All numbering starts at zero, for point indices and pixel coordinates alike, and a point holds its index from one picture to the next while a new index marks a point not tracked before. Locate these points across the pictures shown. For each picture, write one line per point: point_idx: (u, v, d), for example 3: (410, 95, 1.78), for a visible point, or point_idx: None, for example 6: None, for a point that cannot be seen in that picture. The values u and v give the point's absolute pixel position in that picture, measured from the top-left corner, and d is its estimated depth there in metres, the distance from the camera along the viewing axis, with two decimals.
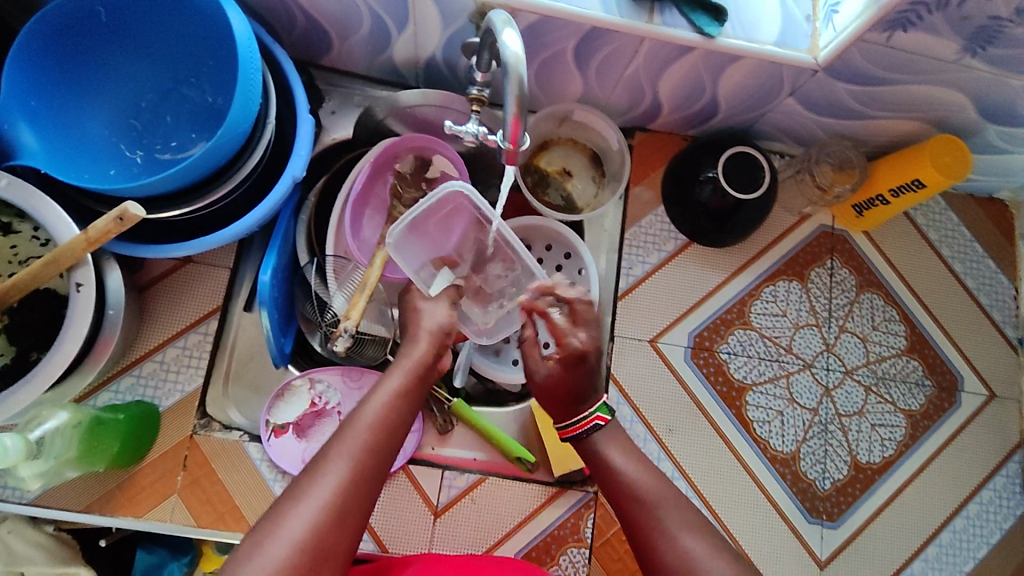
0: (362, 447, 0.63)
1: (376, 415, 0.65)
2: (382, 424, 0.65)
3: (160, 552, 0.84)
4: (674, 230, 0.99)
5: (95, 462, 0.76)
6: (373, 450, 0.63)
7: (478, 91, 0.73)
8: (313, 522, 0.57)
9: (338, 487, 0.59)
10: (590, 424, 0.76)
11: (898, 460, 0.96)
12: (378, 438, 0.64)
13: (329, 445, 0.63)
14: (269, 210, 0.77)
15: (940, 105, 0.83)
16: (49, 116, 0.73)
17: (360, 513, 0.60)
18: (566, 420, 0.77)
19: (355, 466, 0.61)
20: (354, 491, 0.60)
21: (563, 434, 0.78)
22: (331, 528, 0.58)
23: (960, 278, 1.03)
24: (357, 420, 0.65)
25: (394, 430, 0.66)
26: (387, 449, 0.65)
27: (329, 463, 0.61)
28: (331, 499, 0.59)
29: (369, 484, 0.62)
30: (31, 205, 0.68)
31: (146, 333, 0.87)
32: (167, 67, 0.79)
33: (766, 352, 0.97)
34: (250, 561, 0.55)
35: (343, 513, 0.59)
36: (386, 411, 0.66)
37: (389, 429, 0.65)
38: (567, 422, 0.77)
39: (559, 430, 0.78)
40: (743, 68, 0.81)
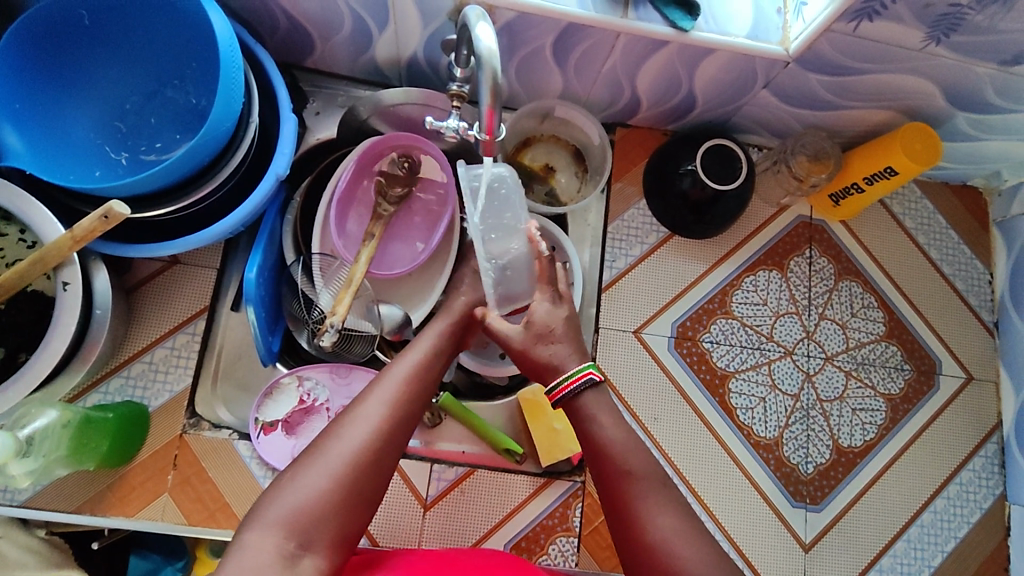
0: (398, 398, 0.65)
1: (412, 371, 0.68)
2: (415, 380, 0.67)
3: (153, 557, 0.86)
4: (656, 223, 1.01)
5: (85, 460, 0.77)
6: (408, 401, 0.65)
7: (458, 87, 0.74)
8: (352, 458, 0.59)
9: (374, 429, 0.61)
10: (582, 378, 0.72)
11: (880, 443, 0.98)
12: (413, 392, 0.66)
13: (369, 393, 0.65)
14: (254, 208, 0.78)
15: (910, 93, 0.85)
16: (34, 119, 0.73)
17: (393, 457, 0.62)
18: (553, 383, 0.73)
19: (392, 412, 0.63)
20: (389, 436, 0.62)
21: (552, 399, 0.73)
22: (368, 468, 0.59)
23: (936, 265, 1.05)
24: (393, 373, 0.67)
25: (425, 387, 0.68)
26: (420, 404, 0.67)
27: (366, 406, 0.63)
28: (370, 440, 0.61)
29: (403, 432, 0.64)
30: (17, 207, 0.69)
31: (134, 335, 0.88)
32: (150, 69, 0.80)
33: (748, 340, 0.98)
34: (289, 492, 0.57)
35: (379, 455, 0.60)
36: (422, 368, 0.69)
37: (422, 384, 0.68)
38: (555, 384, 0.73)
39: (549, 393, 0.73)
40: (717, 60, 0.82)
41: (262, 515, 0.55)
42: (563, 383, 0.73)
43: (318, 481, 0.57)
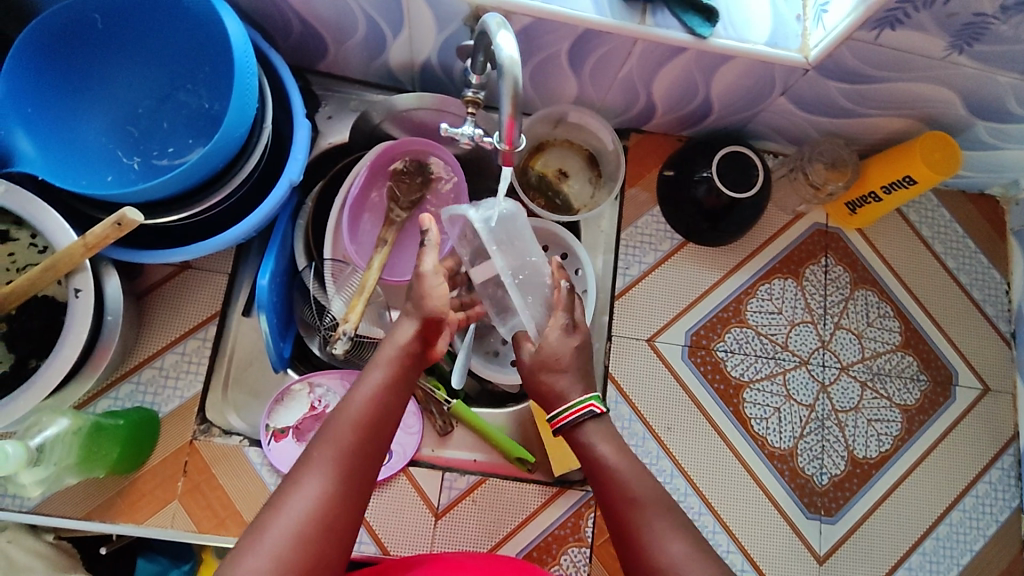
0: (344, 448, 0.61)
1: (358, 413, 0.63)
2: (365, 420, 0.63)
3: (161, 560, 0.85)
4: (670, 230, 1.00)
5: (95, 468, 0.76)
6: (358, 451, 0.61)
7: (473, 93, 0.73)
8: (297, 532, 0.56)
9: (319, 495, 0.58)
10: (584, 410, 0.70)
11: (895, 454, 0.97)
12: (361, 438, 0.62)
13: (312, 449, 0.61)
14: (267, 214, 0.77)
15: (930, 102, 0.84)
16: (46, 124, 0.73)
17: (349, 516, 0.59)
18: (554, 411, 0.72)
19: (337, 469, 0.60)
20: (339, 496, 0.59)
21: (552, 425, 0.72)
22: (317, 537, 0.56)
23: (953, 274, 1.04)
24: (341, 419, 0.62)
25: (378, 426, 0.63)
26: (373, 445, 0.63)
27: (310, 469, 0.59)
28: (315, 506, 0.57)
29: (356, 484, 0.60)
30: (28, 213, 0.68)
31: (145, 340, 0.87)
32: (163, 74, 0.79)
33: (762, 350, 0.97)
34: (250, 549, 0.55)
35: (329, 520, 0.57)
36: (372, 406, 0.63)
37: (373, 424, 0.63)
38: (558, 411, 0.71)
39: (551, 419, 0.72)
40: (735, 68, 0.81)
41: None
42: (564, 412, 0.71)
43: (261, 562, 0.54)
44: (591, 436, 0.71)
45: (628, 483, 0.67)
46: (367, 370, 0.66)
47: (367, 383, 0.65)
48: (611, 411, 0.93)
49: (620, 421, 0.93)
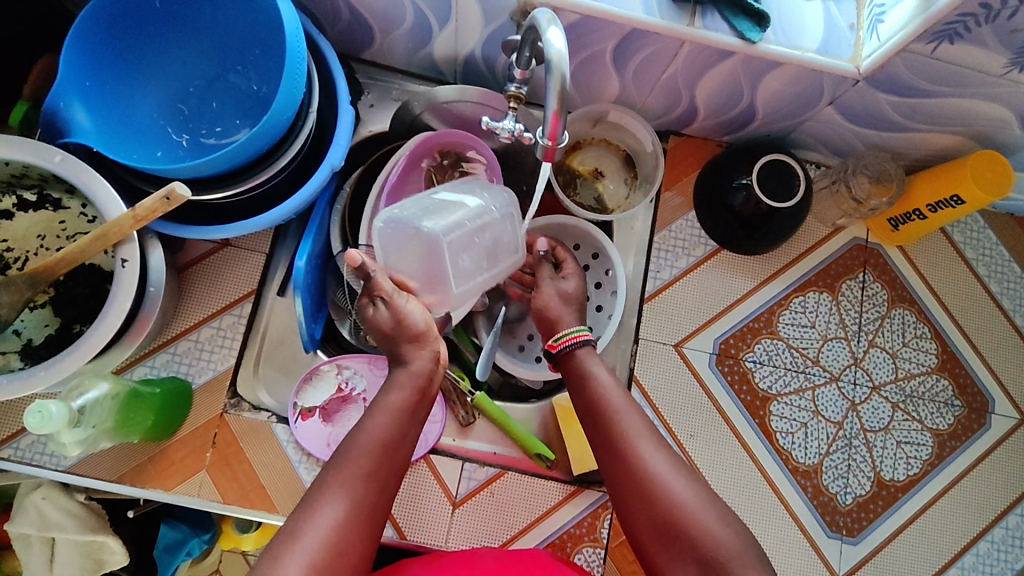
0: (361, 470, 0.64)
1: (383, 433, 0.67)
2: (380, 447, 0.66)
3: (182, 527, 0.96)
4: (705, 236, 0.99)
5: (130, 433, 0.78)
6: (377, 469, 0.65)
7: (516, 88, 0.73)
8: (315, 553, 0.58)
9: (336, 519, 0.61)
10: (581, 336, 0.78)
11: (923, 478, 0.95)
12: (377, 461, 0.65)
13: (332, 471, 0.64)
14: (308, 197, 0.79)
15: (985, 120, 0.82)
16: (103, 98, 0.75)
17: (361, 539, 0.61)
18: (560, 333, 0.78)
19: (355, 491, 0.63)
20: (351, 518, 0.61)
21: (554, 348, 0.78)
22: (334, 558, 0.59)
23: (995, 298, 1.01)
24: (359, 440, 0.66)
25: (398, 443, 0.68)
26: (388, 469, 0.66)
27: (329, 490, 0.62)
28: (332, 529, 0.60)
29: (374, 508, 0.63)
30: (83, 183, 0.70)
31: (183, 313, 0.89)
32: (215, 54, 0.81)
33: (792, 363, 0.96)
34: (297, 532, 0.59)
35: (346, 541, 0.60)
36: (389, 430, 0.67)
37: (387, 449, 0.66)
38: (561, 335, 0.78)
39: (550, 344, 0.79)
40: (783, 74, 0.80)
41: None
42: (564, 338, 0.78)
43: None
44: (585, 358, 0.77)
45: (612, 401, 0.73)
46: (384, 396, 0.70)
47: (386, 412, 0.69)
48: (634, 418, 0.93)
49: None
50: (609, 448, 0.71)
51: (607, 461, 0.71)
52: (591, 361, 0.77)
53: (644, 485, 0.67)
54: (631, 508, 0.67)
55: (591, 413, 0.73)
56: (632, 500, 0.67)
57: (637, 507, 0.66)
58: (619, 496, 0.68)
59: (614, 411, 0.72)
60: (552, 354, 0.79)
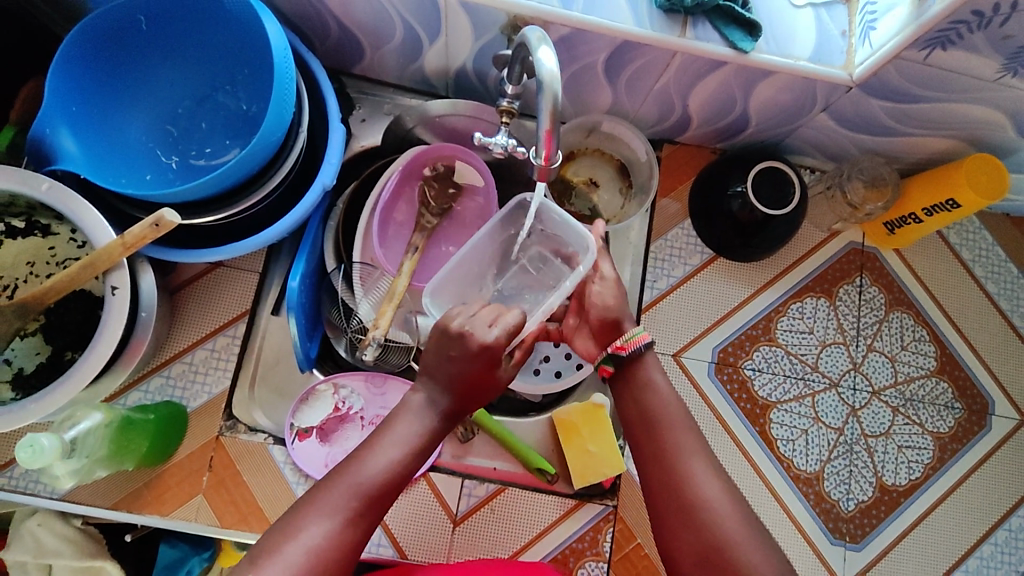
0: (354, 503, 0.63)
1: (394, 448, 0.67)
2: (379, 484, 0.64)
3: (181, 546, 0.91)
4: (701, 244, 0.98)
5: (125, 460, 0.77)
6: (384, 483, 0.65)
7: (508, 102, 0.72)
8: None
9: (315, 552, 0.59)
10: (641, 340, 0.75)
11: (925, 482, 0.95)
12: (374, 494, 0.64)
13: (327, 489, 0.63)
14: (300, 217, 0.78)
15: (978, 124, 0.81)
16: (90, 122, 0.74)
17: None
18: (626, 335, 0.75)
19: (342, 527, 0.61)
20: (329, 556, 0.60)
21: (622, 349, 0.75)
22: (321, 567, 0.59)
23: (993, 299, 1.00)
24: (355, 469, 0.65)
25: (413, 458, 0.68)
26: (382, 505, 0.65)
27: (315, 519, 0.61)
28: (324, 538, 0.60)
29: (368, 520, 0.63)
30: (70, 209, 0.68)
31: (176, 335, 0.88)
32: (204, 74, 0.81)
33: (791, 370, 0.96)
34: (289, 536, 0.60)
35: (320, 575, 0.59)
36: (395, 466, 0.66)
37: (388, 484, 0.65)
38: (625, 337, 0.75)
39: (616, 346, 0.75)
40: (775, 83, 0.80)
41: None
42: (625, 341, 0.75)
43: None
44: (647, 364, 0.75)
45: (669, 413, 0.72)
46: (394, 422, 0.69)
47: (396, 445, 0.67)
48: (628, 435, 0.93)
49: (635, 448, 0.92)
50: (655, 458, 0.69)
51: (651, 475, 0.69)
52: (652, 368, 0.75)
53: (688, 500, 0.66)
54: (675, 529, 0.66)
55: (643, 422, 0.72)
56: (675, 515, 0.66)
57: (679, 525, 0.66)
58: (662, 512, 0.68)
59: (671, 426, 0.71)
60: (619, 356, 0.75)
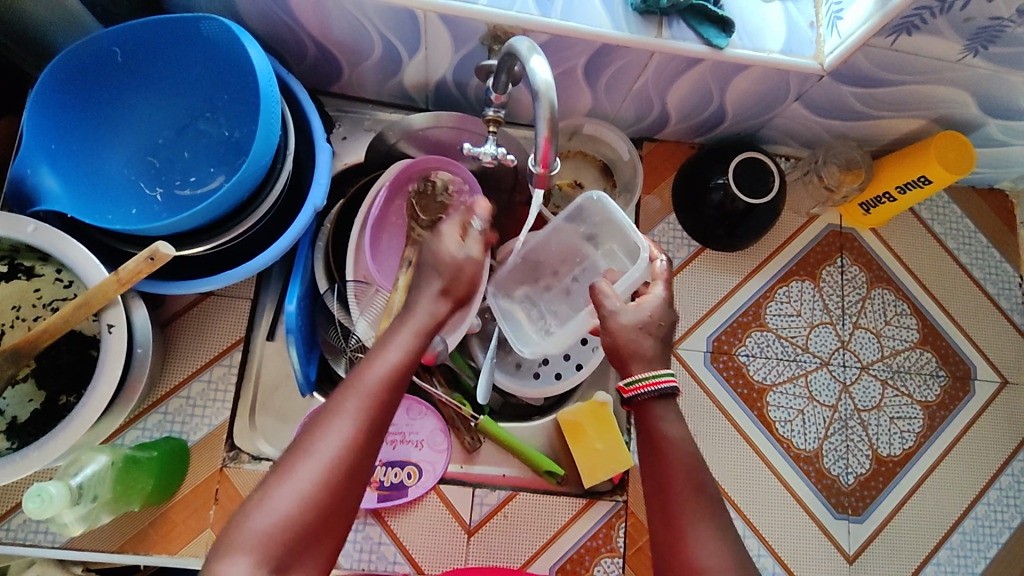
0: (366, 408, 0.59)
1: (402, 352, 0.64)
2: (391, 386, 0.61)
3: None
4: (688, 237, 1.00)
5: (131, 501, 0.75)
6: (395, 386, 0.62)
7: (494, 111, 0.74)
8: (307, 495, 0.55)
9: (333, 461, 0.56)
10: (666, 382, 0.69)
11: (919, 450, 0.98)
12: (386, 397, 0.61)
13: (339, 395, 0.60)
14: (293, 240, 0.77)
15: (944, 103, 0.85)
16: (69, 159, 0.73)
17: (356, 489, 0.58)
18: (639, 375, 0.69)
19: (360, 431, 0.58)
20: (349, 463, 0.57)
21: (626, 394, 0.69)
22: (343, 474, 0.57)
23: (965, 269, 1.05)
24: (362, 377, 0.61)
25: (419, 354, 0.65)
26: (393, 407, 0.62)
27: (327, 430, 0.57)
28: (344, 442, 0.57)
29: (383, 422, 0.60)
30: (56, 248, 0.67)
31: (171, 369, 0.87)
32: (183, 102, 0.79)
33: (784, 352, 0.98)
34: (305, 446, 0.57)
35: (341, 486, 0.56)
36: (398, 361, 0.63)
37: (395, 384, 0.62)
38: (636, 378, 0.69)
39: (626, 386, 0.69)
40: (750, 76, 0.82)
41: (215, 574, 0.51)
42: (643, 380, 0.69)
43: (279, 501, 0.54)
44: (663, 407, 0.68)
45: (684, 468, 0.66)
46: (397, 331, 0.66)
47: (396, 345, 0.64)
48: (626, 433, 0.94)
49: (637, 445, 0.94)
50: (664, 511, 0.64)
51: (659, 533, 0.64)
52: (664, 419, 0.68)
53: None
54: None
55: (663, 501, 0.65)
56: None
57: None
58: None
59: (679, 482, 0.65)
60: (625, 398, 0.70)
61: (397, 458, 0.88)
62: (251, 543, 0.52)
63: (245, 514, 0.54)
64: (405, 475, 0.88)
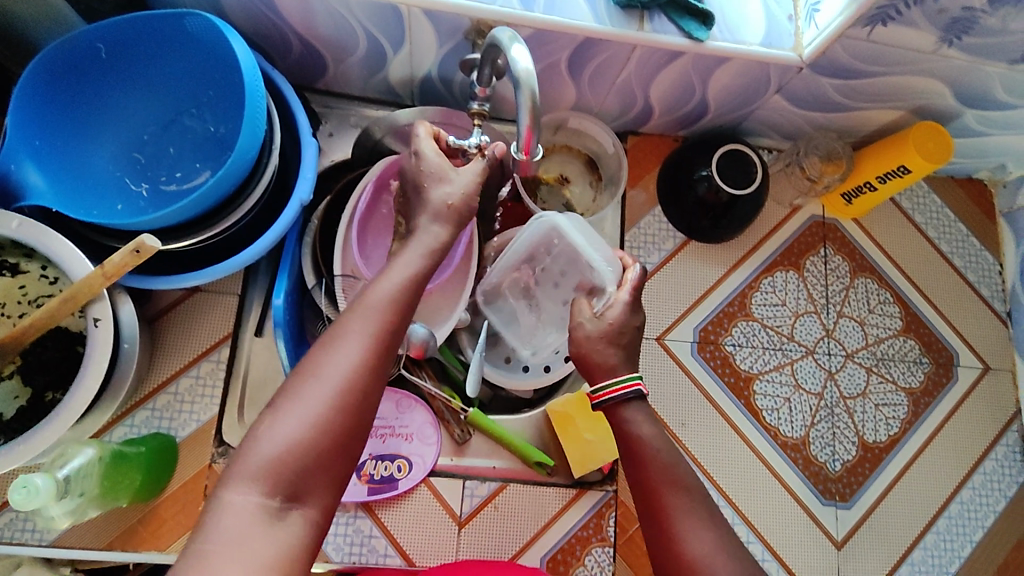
0: (370, 333, 0.61)
1: (400, 282, 0.65)
2: (392, 314, 0.63)
3: None
4: (674, 229, 1.01)
5: (119, 497, 0.75)
6: (396, 315, 0.63)
7: (478, 105, 0.74)
8: (319, 417, 0.56)
9: (341, 385, 0.58)
10: (630, 388, 0.72)
11: (904, 436, 0.99)
12: (387, 326, 0.62)
13: (341, 324, 0.62)
14: (280, 234, 0.78)
15: (921, 94, 0.86)
16: (54, 155, 0.73)
17: (368, 408, 0.59)
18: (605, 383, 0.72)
19: (365, 357, 0.59)
20: (356, 386, 0.58)
21: (594, 400, 0.73)
22: (350, 399, 0.58)
23: (946, 257, 1.06)
24: (366, 302, 0.62)
25: (417, 283, 0.66)
26: (398, 331, 0.63)
27: (333, 356, 0.59)
28: (348, 368, 0.59)
29: (386, 350, 0.62)
30: (41, 243, 0.67)
31: (158, 366, 0.87)
32: (168, 99, 0.80)
33: (769, 342, 0.99)
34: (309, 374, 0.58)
35: (350, 407, 0.58)
36: (401, 287, 0.64)
37: (399, 310, 0.64)
38: (601, 385, 0.72)
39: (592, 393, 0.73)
40: (731, 69, 0.84)
41: (226, 504, 0.53)
42: (609, 387, 0.72)
43: (288, 427, 0.55)
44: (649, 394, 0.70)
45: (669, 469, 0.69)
46: (394, 263, 0.67)
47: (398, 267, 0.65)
48: None
49: None
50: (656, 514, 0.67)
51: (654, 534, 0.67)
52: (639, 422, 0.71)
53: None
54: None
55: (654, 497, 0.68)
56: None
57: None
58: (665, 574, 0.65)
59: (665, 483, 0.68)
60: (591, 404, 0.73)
61: (387, 452, 0.88)
62: (265, 465, 0.54)
63: (254, 439, 0.55)
64: (395, 469, 0.88)
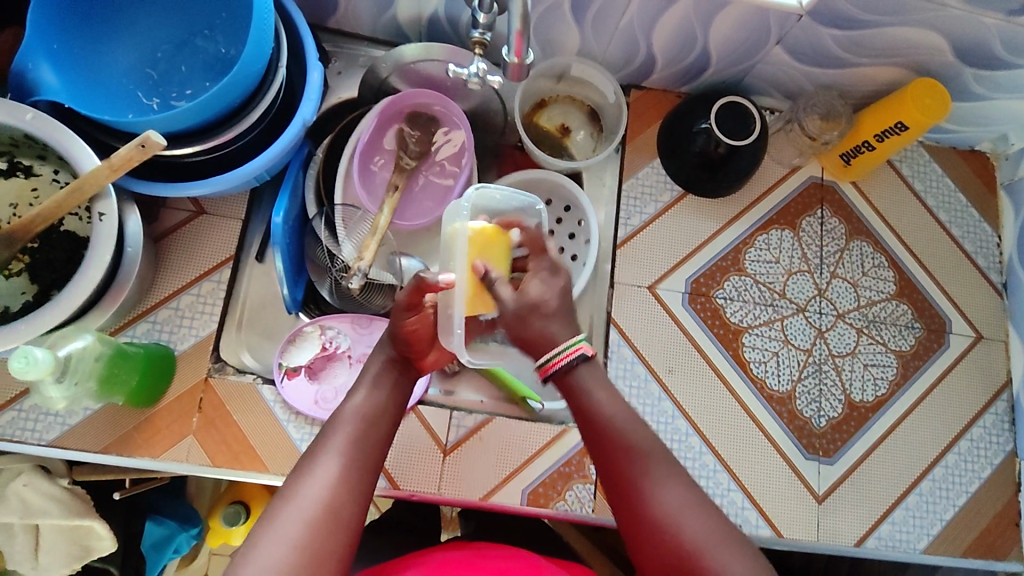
0: (344, 450, 0.63)
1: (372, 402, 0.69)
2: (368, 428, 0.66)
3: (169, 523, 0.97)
4: (671, 182, 1.03)
5: (115, 393, 0.79)
6: (370, 430, 0.66)
7: (480, 35, 0.77)
8: (299, 538, 0.56)
9: (317, 504, 0.58)
10: (576, 354, 0.69)
11: (892, 398, 0.99)
12: (365, 440, 0.65)
13: (322, 440, 0.64)
14: (281, 151, 0.80)
15: (921, 48, 0.87)
16: (71, 59, 0.77)
17: (346, 528, 0.59)
18: (544, 358, 0.69)
19: (342, 473, 0.61)
20: (334, 503, 0.59)
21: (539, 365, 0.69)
22: (328, 514, 0.58)
23: (944, 227, 1.06)
24: (339, 424, 0.65)
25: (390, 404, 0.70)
26: (370, 446, 0.65)
27: (310, 477, 0.60)
28: (327, 485, 0.60)
29: (366, 463, 0.63)
30: (52, 137, 0.71)
31: (161, 282, 0.90)
32: (183, 20, 0.82)
33: (760, 297, 1.00)
34: (290, 496, 0.59)
35: (326, 526, 0.57)
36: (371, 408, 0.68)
37: (371, 429, 0.66)
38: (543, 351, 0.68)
39: (540, 367, 0.70)
40: (731, 14, 0.85)
41: None
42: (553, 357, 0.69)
43: (272, 552, 0.55)
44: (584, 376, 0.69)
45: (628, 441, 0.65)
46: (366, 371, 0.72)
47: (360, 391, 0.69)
48: (614, 354, 0.96)
49: (635, 381, 0.95)
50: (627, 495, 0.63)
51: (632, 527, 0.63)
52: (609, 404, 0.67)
53: None
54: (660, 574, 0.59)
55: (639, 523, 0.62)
56: None
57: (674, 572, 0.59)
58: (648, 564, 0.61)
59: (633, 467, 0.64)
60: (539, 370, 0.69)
61: None
62: None
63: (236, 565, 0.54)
64: None
